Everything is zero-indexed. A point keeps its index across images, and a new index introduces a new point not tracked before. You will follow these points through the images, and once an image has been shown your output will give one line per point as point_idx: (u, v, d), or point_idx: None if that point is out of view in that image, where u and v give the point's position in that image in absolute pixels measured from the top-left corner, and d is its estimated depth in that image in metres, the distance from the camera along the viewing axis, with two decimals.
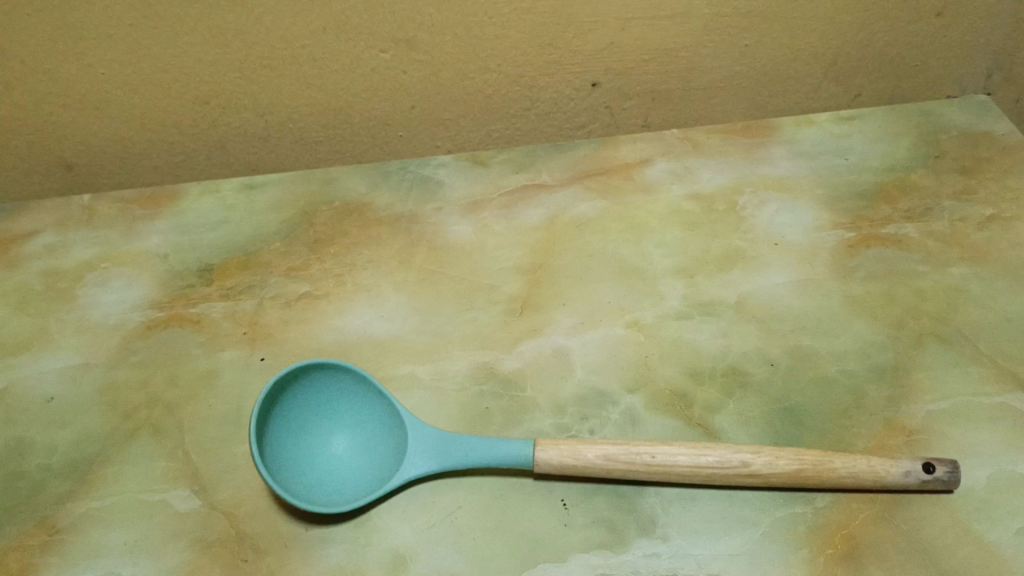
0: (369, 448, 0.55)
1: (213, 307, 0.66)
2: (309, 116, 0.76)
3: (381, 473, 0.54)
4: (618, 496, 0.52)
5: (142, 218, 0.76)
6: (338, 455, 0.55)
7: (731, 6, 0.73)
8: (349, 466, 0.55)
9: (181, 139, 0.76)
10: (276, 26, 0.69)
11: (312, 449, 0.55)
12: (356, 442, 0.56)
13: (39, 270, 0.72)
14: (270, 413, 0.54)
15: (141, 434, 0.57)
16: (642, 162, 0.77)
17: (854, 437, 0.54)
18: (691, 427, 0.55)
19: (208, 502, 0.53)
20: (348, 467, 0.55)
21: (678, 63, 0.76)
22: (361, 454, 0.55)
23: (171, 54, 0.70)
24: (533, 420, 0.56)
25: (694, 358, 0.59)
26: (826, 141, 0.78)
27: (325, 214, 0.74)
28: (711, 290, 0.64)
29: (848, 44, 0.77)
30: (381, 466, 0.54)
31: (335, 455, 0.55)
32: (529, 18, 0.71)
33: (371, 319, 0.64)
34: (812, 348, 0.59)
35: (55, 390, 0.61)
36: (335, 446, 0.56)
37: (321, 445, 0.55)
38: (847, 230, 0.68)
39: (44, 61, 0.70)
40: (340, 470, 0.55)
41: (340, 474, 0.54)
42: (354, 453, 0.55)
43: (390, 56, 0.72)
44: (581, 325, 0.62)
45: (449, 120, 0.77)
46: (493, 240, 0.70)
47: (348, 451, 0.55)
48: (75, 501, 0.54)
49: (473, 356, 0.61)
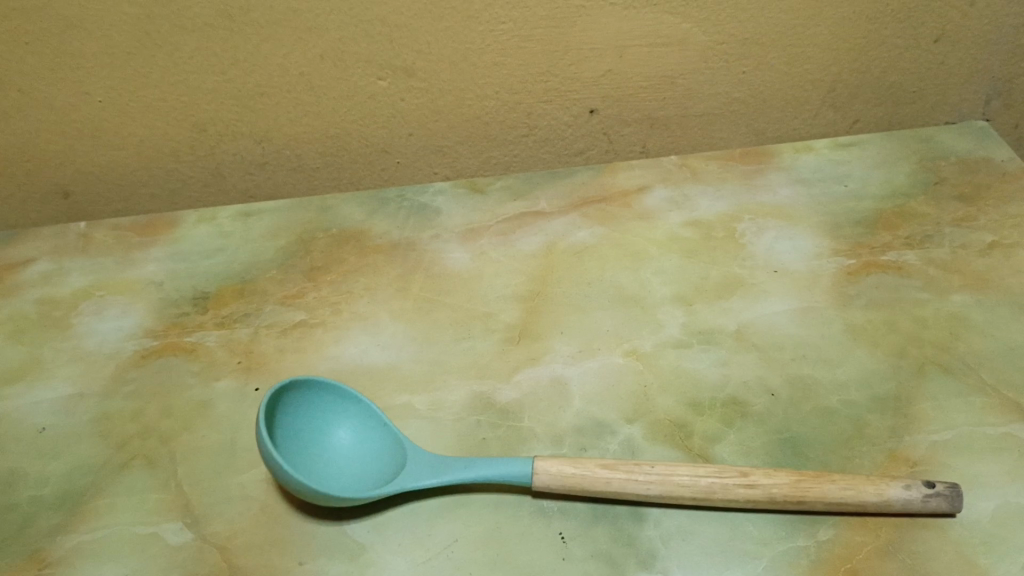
0: (371, 447, 0.56)
1: (208, 336, 0.65)
2: (306, 143, 0.75)
3: (390, 469, 0.54)
4: (617, 529, 0.51)
5: (138, 246, 0.75)
6: (343, 455, 0.55)
7: (728, 32, 0.73)
8: (355, 464, 0.55)
9: (178, 166, 0.76)
10: (273, 54, 0.69)
11: (317, 452, 0.55)
12: (357, 442, 0.56)
13: (34, 298, 0.71)
14: (272, 420, 0.54)
15: (134, 466, 0.57)
16: (640, 189, 0.76)
17: (857, 468, 0.53)
18: (691, 457, 0.54)
19: (200, 535, 0.52)
20: (355, 465, 0.55)
21: (675, 90, 0.76)
22: (365, 453, 0.56)
23: (169, 81, 0.70)
24: (531, 450, 0.55)
25: (694, 388, 0.58)
26: (824, 168, 0.77)
27: (322, 242, 0.74)
28: (711, 319, 0.63)
29: (846, 71, 0.78)
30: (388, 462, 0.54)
31: (339, 455, 0.55)
32: (527, 45, 0.71)
33: (367, 347, 0.64)
34: (813, 378, 0.59)
35: (48, 421, 0.60)
36: (338, 448, 0.56)
37: (325, 448, 0.55)
38: (847, 258, 0.68)
39: (42, 89, 0.70)
40: (348, 467, 0.55)
41: (349, 471, 0.54)
42: (357, 452, 0.56)
43: (387, 83, 0.72)
44: (579, 354, 0.61)
45: (447, 147, 0.77)
46: (491, 267, 0.70)
47: (351, 451, 0.56)
48: (66, 533, 0.53)
49: (470, 385, 0.60)
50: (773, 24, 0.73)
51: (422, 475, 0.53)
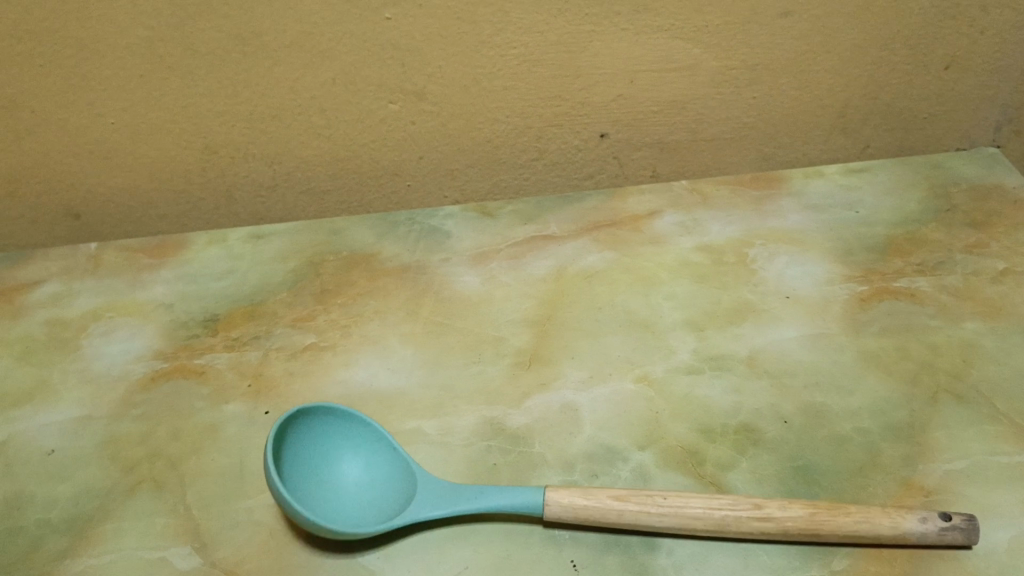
0: (381, 477, 0.55)
1: (217, 359, 0.65)
2: (317, 166, 0.76)
3: (399, 499, 0.53)
4: (629, 557, 0.51)
5: (148, 268, 0.75)
6: (352, 486, 0.55)
7: (738, 58, 0.73)
8: (364, 495, 0.54)
9: (189, 188, 0.76)
10: (285, 77, 0.69)
11: (325, 482, 0.54)
12: (367, 473, 0.55)
13: (44, 319, 0.71)
14: (279, 451, 0.53)
15: (142, 490, 0.56)
16: (650, 214, 0.76)
17: (872, 497, 0.53)
18: (704, 485, 0.54)
19: (208, 560, 0.52)
20: (364, 496, 0.54)
21: (685, 115, 0.76)
22: (373, 484, 0.55)
23: (181, 104, 0.70)
24: (542, 476, 0.55)
25: (706, 414, 0.58)
26: (834, 193, 0.77)
27: (332, 264, 0.74)
28: (722, 344, 0.63)
29: (855, 97, 0.78)
30: (398, 493, 0.54)
31: (348, 486, 0.55)
32: (537, 70, 0.71)
33: (377, 371, 0.63)
34: (825, 405, 0.58)
35: (56, 443, 0.60)
36: (347, 479, 0.55)
37: (334, 479, 0.55)
38: (858, 284, 0.68)
39: (54, 111, 0.70)
40: (357, 498, 0.54)
41: (358, 502, 0.54)
42: (366, 484, 0.55)
43: (398, 107, 0.72)
44: (589, 380, 0.61)
45: (457, 171, 0.77)
46: (502, 291, 0.70)
47: (360, 482, 0.55)
48: (72, 557, 0.53)
49: (480, 411, 0.60)
50: (783, 49, 0.73)
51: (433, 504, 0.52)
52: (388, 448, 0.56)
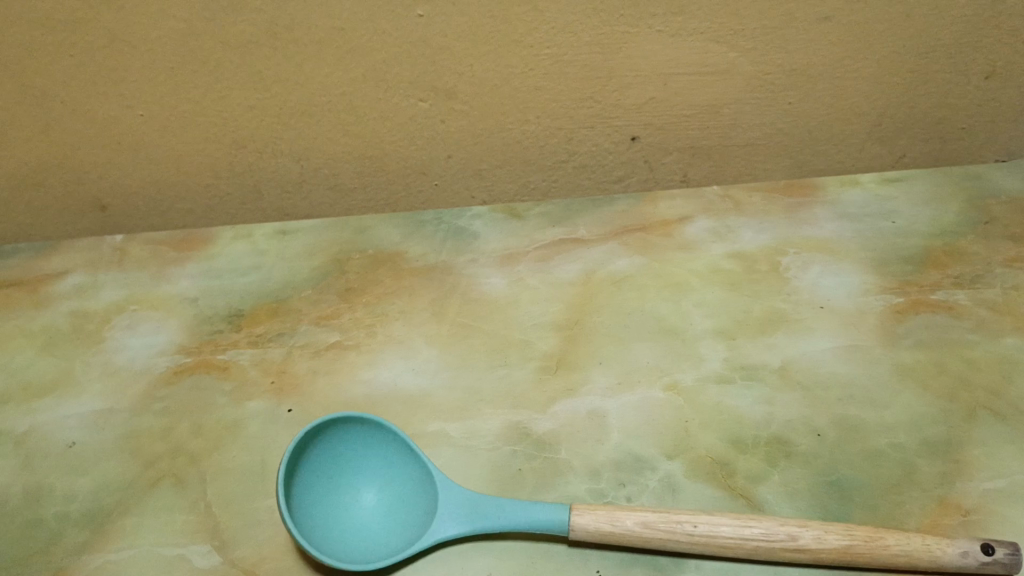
0: (399, 500, 0.54)
1: (241, 355, 0.65)
2: (345, 162, 0.75)
3: (415, 525, 0.52)
4: (657, 570, 0.49)
5: (173, 261, 0.75)
6: (369, 507, 0.54)
7: (775, 63, 0.72)
8: (379, 519, 0.53)
9: (216, 183, 0.76)
10: (315, 73, 0.69)
11: (341, 501, 0.54)
12: (385, 494, 0.54)
13: (68, 311, 0.71)
14: (297, 469, 0.53)
15: (163, 485, 0.56)
16: (681, 219, 0.75)
17: (906, 514, 0.51)
18: (734, 497, 0.52)
19: (227, 559, 0.51)
20: (379, 520, 0.53)
21: (718, 119, 0.75)
22: (391, 507, 0.54)
23: (211, 97, 0.70)
24: (567, 484, 0.54)
25: (736, 425, 0.57)
26: (870, 203, 0.76)
27: (357, 263, 0.73)
28: (754, 353, 0.62)
29: (893, 104, 0.76)
30: (415, 517, 0.53)
31: (364, 508, 0.54)
32: (570, 71, 0.70)
33: (401, 372, 0.62)
34: (859, 418, 0.57)
35: (77, 435, 0.60)
36: (364, 499, 0.54)
37: (349, 498, 0.54)
38: (894, 296, 0.66)
39: (84, 102, 0.70)
40: (372, 521, 0.53)
41: (372, 528, 0.53)
42: (383, 505, 0.54)
43: (429, 105, 0.71)
44: (617, 386, 0.60)
45: (485, 171, 0.77)
46: (529, 293, 0.69)
47: (377, 503, 0.54)
48: (91, 552, 0.52)
49: (506, 415, 0.59)
50: (821, 55, 0.72)
51: (449, 532, 0.51)
52: (409, 470, 0.55)
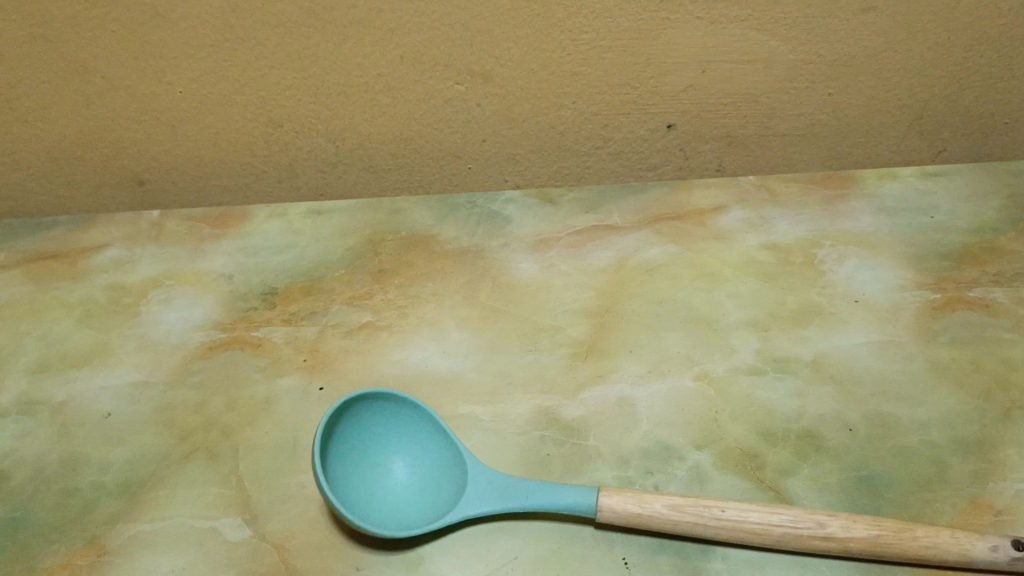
0: (430, 474, 0.54)
1: (274, 332, 0.65)
2: (380, 144, 0.75)
3: (447, 499, 0.52)
4: (683, 557, 0.50)
5: (209, 237, 0.76)
6: (400, 479, 0.54)
7: (816, 52, 0.71)
8: (411, 491, 0.54)
9: (253, 160, 0.76)
10: (353, 54, 0.69)
11: (373, 471, 0.54)
12: (416, 467, 0.55)
13: (105, 284, 0.72)
14: (332, 437, 0.53)
15: (196, 458, 0.56)
16: (716, 209, 0.75)
17: (937, 512, 0.51)
18: (763, 489, 0.52)
19: (258, 533, 0.52)
20: (410, 492, 0.54)
21: (757, 108, 0.74)
22: (422, 481, 0.54)
23: (250, 75, 0.70)
24: (595, 471, 0.54)
25: (766, 418, 0.56)
26: (909, 196, 0.75)
27: (391, 244, 0.73)
28: (786, 346, 0.62)
29: (935, 97, 0.75)
30: (446, 492, 0.53)
31: (395, 480, 0.54)
32: (609, 57, 0.70)
33: (432, 354, 0.63)
34: (892, 415, 0.56)
35: (113, 407, 0.61)
36: (395, 471, 0.54)
37: (381, 469, 0.54)
38: (931, 292, 0.65)
39: (125, 77, 0.70)
40: (403, 493, 0.54)
41: (405, 500, 0.53)
42: (415, 477, 0.54)
43: (465, 88, 0.71)
44: (647, 375, 0.60)
45: (520, 156, 0.76)
46: (560, 280, 0.69)
47: (408, 476, 0.54)
48: (125, 522, 0.53)
49: (535, 400, 0.59)
50: (863, 45, 0.71)
51: (480, 508, 0.51)
52: (441, 446, 0.55)
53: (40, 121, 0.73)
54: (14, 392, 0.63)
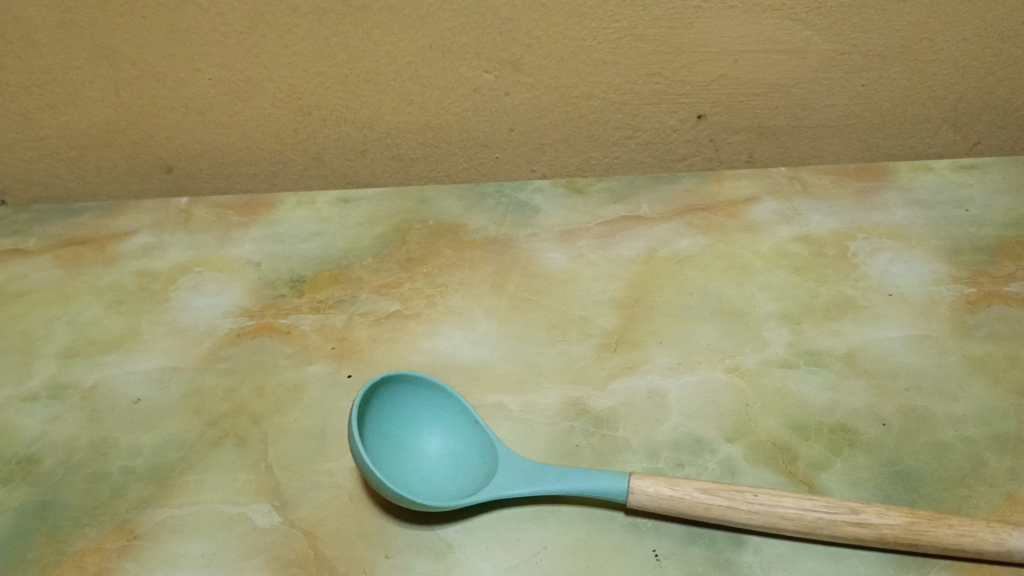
0: (461, 454, 0.54)
1: (302, 320, 0.65)
2: (408, 132, 0.75)
3: (478, 478, 0.52)
4: (714, 550, 0.49)
5: (237, 224, 0.76)
6: (433, 455, 0.54)
7: (849, 42, 0.70)
8: (442, 469, 0.53)
9: (281, 148, 0.76)
10: (383, 41, 0.69)
11: (406, 448, 0.54)
12: (448, 447, 0.55)
13: (134, 270, 0.72)
14: (366, 411, 0.53)
15: (225, 444, 0.56)
16: (747, 200, 0.74)
17: (973, 508, 0.50)
18: (796, 483, 0.52)
19: (288, 519, 0.52)
20: (442, 470, 0.53)
21: (789, 99, 0.73)
22: (453, 460, 0.54)
23: (279, 63, 0.70)
24: (625, 462, 0.54)
25: (800, 411, 0.56)
26: (944, 189, 0.74)
27: (418, 233, 0.73)
28: (820, 339, 0.61)
29: (971, 89, 0.74)
30: (478, 471, 0.53)
31: (427, 457, 0.54)
32: (640, 46, 0.69)
33: (460, 343, 0.63)
34: (927, 410, 0.56)
35: (142, 392, 0.61)
36: (426, 449, 0.54)
37: (413, 447, 0.54)
38: (967, 286, 0.64)
39: (154, 64, 0.71)
40: (436, 471, 0.53)
41: (438, 476, 0.53)
42: (446, 457, 0.54)
43: (494, 77, 0.71)
44: (677, 366, 0.59)
45: (548, 145, 0.76)
46: (589, 270, 0.68)
47: (440, 454, 0.54)
48: (154, 506, 0.53)
49: (564, 390, 0.58)
50: (898, 35, 0.70)
51: (512, 487, 0.51)
52: (471, 427, 0.55)
53: (69, 107, 0.74)
54: (44, 375, 0.63)
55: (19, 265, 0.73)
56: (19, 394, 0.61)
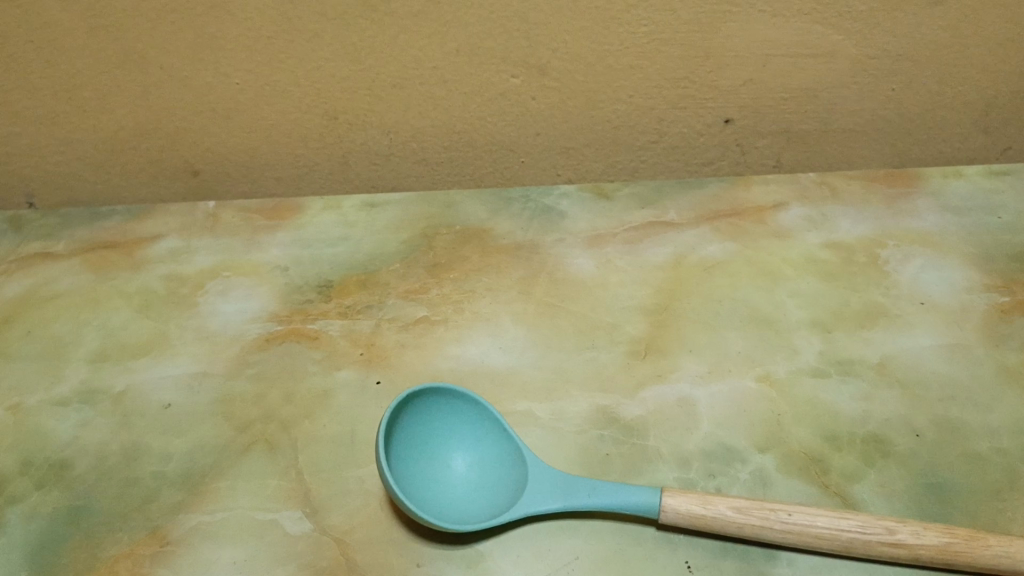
0: (490, 468, 0.54)
1: (330, 325, 0.65)
2: (433, 137, 0.75)
3: (508, 496, 0.52)
4: (747, 562, 0.49)
5: (265, 229, 0.76)
6: (461, 474, 0.54)
7: (879, 47, 0.69)
8: (473, 487, 0.54)
9: (306, 152, 0.76)
10: (409, 46, 0.68)
11: (434, 467, 0.54)
12: (476, 466, 0.55)
13: (163, 274, 0.73)
14: (394, 430, 0.53)
15: (255, 450, 0.57)
16: (775, 207, 0.74)
17: (1010, 522, 0.49)
18: (829, 495, 0.51)
19: (319, 526, 0.52)
20: (471, 486, 0.54)
21: (816, 103, 0.73)
22: (482, 475, 0.54)
23: (306, 68, 0.70)
24: (656, 471, 0.53)
25: (832, 421, 0.55)
26: (974, 196, 0.73)
27: (445, 238, 0.73)
28: (851, 348, 0.60)
29: (1003, 93, 0.73)
30: (506, 489, 0.53)
31: (456, 474, 0.54)
32: (667, 50, 0.69)
33: (489, 349, 0.63)
34: (962, 421, 0.55)
35: (171, 398, 0.61)
36: (455, 465, 0.54)
37: (442, 465, 0.54)
38: (1000, 294, 0.64)
39: (182, 69, 0.71)
40: (464, 489, 0.53)
41: (465, 496, 0.53)
42: (474, 476, 0.54)
43: (520, 81, 0.71)
44: (707, 375, 0.59)
45: (574, 150, 0.76)
46: (616, 276, 0.68)
47: (468, 473, 0.54)
48: (187, 512, 0.53)
49: (594, 398, 0.58)
50: (929, 40, 0.69)
51: (542, 503, 0.51)
52: (500, 442, 0.55)
53: (96, 110, 0.74)
54: (74, 380, 0.63)
55: (49, 269, 0.74)
56: (50, 399, 0.62)
